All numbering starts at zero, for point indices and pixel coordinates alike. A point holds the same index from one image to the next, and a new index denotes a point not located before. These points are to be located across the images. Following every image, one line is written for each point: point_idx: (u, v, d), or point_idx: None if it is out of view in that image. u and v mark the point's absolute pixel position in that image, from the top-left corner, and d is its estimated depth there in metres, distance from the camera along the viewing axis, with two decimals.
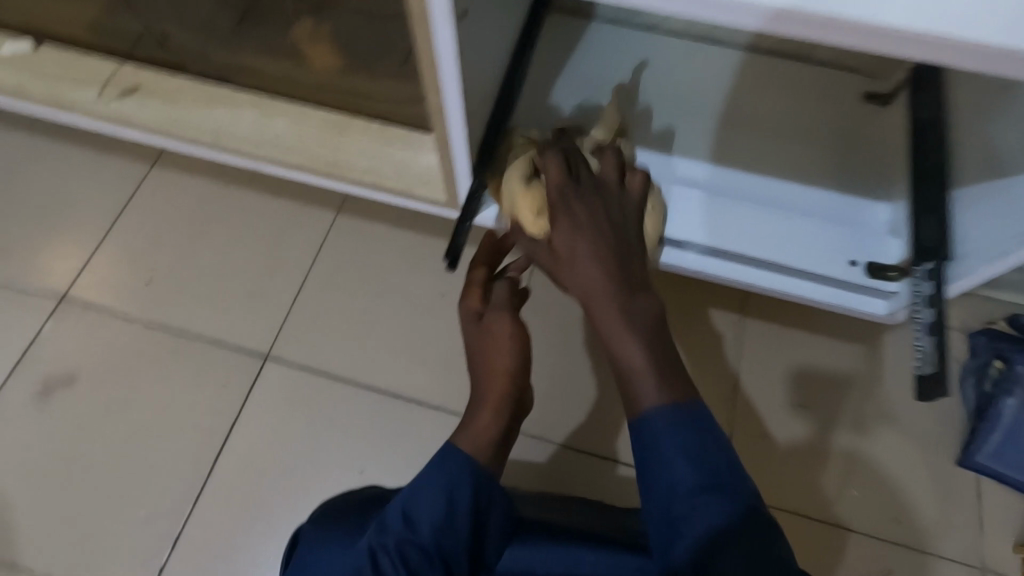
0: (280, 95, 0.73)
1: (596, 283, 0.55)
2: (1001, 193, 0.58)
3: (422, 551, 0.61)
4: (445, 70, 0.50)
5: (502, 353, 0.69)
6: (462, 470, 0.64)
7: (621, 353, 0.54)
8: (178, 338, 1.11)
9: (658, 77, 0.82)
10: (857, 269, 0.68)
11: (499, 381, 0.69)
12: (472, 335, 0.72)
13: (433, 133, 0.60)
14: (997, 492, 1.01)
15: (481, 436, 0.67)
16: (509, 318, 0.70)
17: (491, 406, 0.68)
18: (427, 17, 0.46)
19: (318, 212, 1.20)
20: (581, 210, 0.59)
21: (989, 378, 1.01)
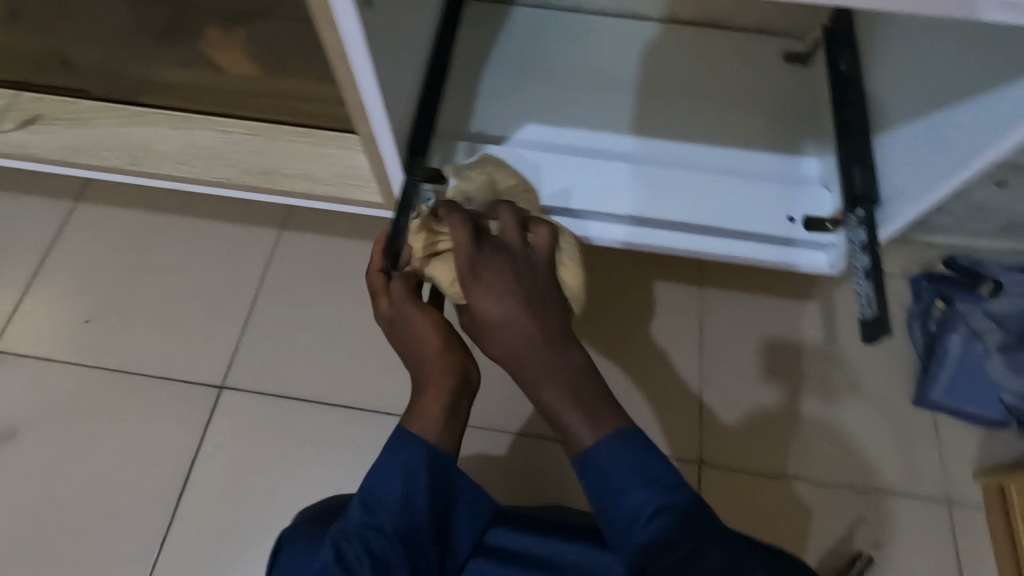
0: (199, 109, 0.69)
1: (527, 345, 0.55)
2: (931, 129, 0.60)
3: (385, 536, 0.58)
4: (358, 64, 0.48)
5: (427, 336, 0.62)
6: (417, 453, 0.60)
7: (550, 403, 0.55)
8: (124, 379, 1.06)
9: (585, 56, 0.82)
10: (795, 225, 0.69)
11: (432, 363, 0.61)
12: (393, 338, 0.65)
13: (357, 129, 0.57)
14: (955, 426, 1.06)
15: (429, 416, 0.61)
16: (421, 308, 0.63)
17: (435, 383, 0.60)
18: (330, 7, 0.43)
19: (261, 230, 1.16)
20: (500, 273, 0.56)
21: (935, 320, 1.07)
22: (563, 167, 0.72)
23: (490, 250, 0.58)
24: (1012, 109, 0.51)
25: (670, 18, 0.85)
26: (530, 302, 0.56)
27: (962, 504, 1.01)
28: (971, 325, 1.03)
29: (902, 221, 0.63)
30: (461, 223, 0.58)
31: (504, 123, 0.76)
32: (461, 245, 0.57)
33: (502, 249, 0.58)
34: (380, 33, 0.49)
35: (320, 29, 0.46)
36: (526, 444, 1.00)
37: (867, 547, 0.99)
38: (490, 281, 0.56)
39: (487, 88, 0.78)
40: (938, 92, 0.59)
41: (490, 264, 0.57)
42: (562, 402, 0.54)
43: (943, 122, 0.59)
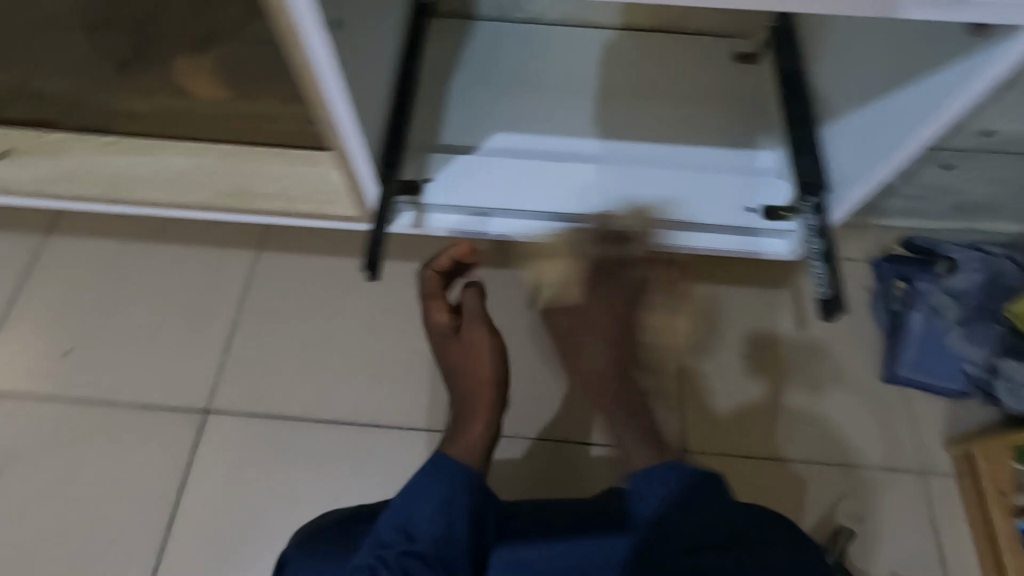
0: (172, 135, 0.70)
1: (601, 370, 0.70)
2: (870, 117, 0.65)
3: (425, 563, 0.62)
4: (330, 85, 0.50)
5: (483, 364, 0.78)
6: (455, 475, 0.68)
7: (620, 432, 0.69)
8: (107, 409, 1.05)
9: (548, 64, 0.85)
10: (755, 215, 0.73)
11: (486, 390, 0.77)
12: (453, 350, 0.80)
13: (331, 147, 0.58)
14: (923, 400, 1.11)
15: (470, 445, 0.73)
16: (486, 333, 0.79)
17: (481, 416, 0.75)
18: (296, 29, 0.45)
19: (238, 252, 1.16)
20: (602, 302, 0.72)
21: (897, 300, 1.13)
22: (531, 172, 0.74)
23: (613, 280, 0.72)
24: (936, 95, 0.57)
25: (626, 26, 0.88)
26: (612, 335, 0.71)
27: (935, 473, 1.06)
28: (931, 302, 1.08)
29: (853, 202, 0.70)
30: (619, 254, 0.73)
31: (474, 133, 0.79)
32: (582, 269, 0.73)
33: (610, 286, 0.72)
34: (347, 52, 0.51)
35: (291, 52, 0.48)
36: (543, 448, 0.98)
37: (849, 521, 1.02)
38: (594, 300, 0.72)
39: (456, 100, 0.81)
40: (875, 82, 0.64)
41: (601, 295, 0.72)
42: (622, 424, 0.69)
43: (879, 113, 0.64)
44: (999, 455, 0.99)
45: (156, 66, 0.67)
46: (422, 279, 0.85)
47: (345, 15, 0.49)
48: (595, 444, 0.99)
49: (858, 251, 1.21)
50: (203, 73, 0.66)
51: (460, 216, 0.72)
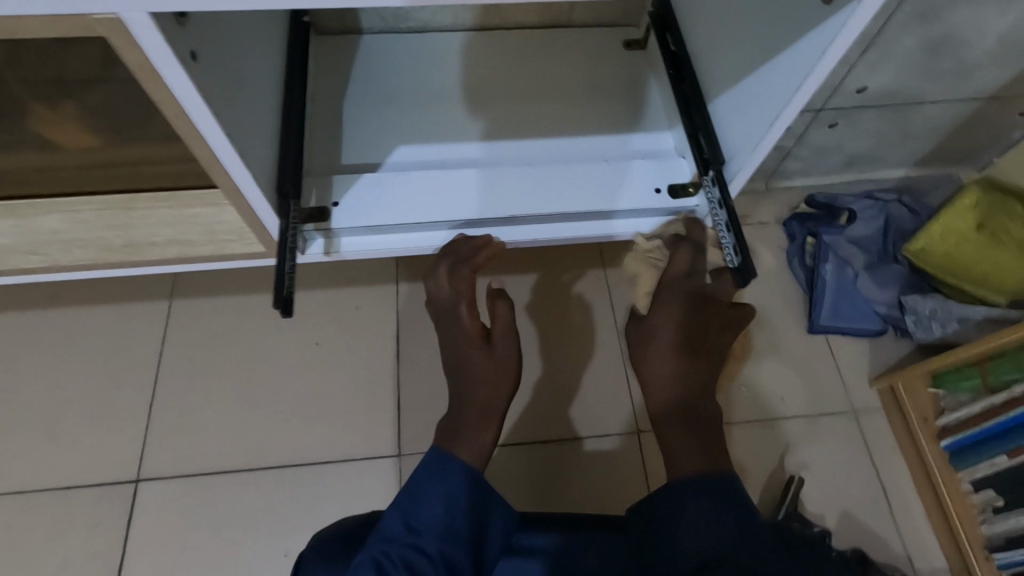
0: (37, 191, 0.64)
1: (667, 374, 0.67)
2: (749, 88, 0.65)
3: (428, 559, 0.58)
4: (199, 119, 0.47)
5: (501, 380, 0.71)
6: (459, 474, 0.64)
7: (668, 439, 0.64)
8: (21, 501, 0.95)
9: (443, 70, 0.84)
10: (663, 195, 0.74)
11: (497, 408, 0.70)
12: (476, 361, 0.71)
13: (218, 184, 0.55)
14: (844, 344, 1.18)
15: (478, 449, 0.68)
16: (517, 350, 0.73)
17: (490, 424, 0.69)
18: (150, 63, 0.43)
19: (147, 306, 1.08)
20: (680, 312, 0.69)
21: (810, 254, 1.20)
22: (438, 180, 0.73)
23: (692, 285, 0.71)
24: (804, 57, 0.57)
25: (514, 25, 0.89)
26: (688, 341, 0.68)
27: (865, 410, 1.13)
28: (839, 253, 1.16)
29: (745, 176, 0.67)
30: (691, 262, 0.73)
31: (377, 150, 0.77)
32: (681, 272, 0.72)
33: (687, 289, 0.71)
34: (215, 83, 0.48)
35: (148, 89, 0.45)
36: (536, 450, 1.00)
37: (797, 469, 1.08)
38: (677, 308, 0.69)
39: (353, 119, 0.78)
40: (747, 51, 0.65)
41: (659, 313, 0.70)
42: (682, 446, 0.63)
43: (759, 78, 0.63)
44: (916, 384, 1.07)
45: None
46: (449, 278, 0.73)
47: (199, 43, 0.46)
48: (587, 438, 1.01)
49: (767, 212, 1.27)
50: (64, 125, 0.59)
51: (373, 237, 0.71)
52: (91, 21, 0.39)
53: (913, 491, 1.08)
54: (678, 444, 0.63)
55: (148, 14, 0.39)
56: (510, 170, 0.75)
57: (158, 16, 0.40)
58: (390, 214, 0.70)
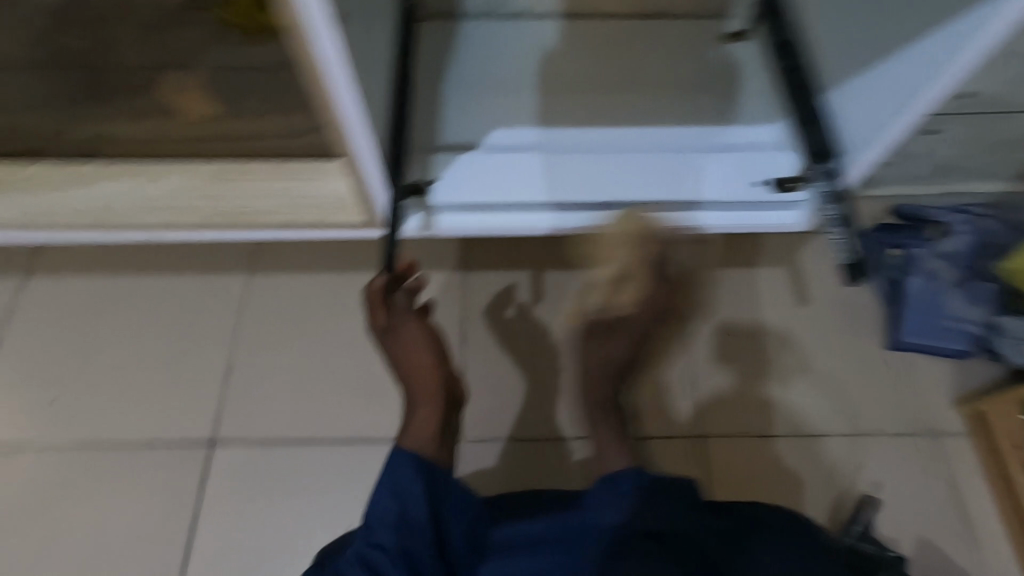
0: (159, 156, 0.67)
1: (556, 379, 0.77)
2: (882, 77, 0.69)
3: (387, 554, 0.62)
4: (339, 77, 0.49)
5: (421, 353, 0.77)
6: (406, 462, 0.68)
7: (603, 442, 0.75)
8: (108, 455, 1.01)
9: (535, 55, 0.85)
10: (765, 188, 0.71)
11: (426, 380, 0.76)
12: (391, 351, 0.78)
13: (340, 146, 0.57)
14: (926, 362, 1.12)
15: (422, 433, 0.72)
16: (417, 326, 0.79)
17: (424, 404, 0.75)
18: (305, 21, 0.44)
19: (228, 276, 1.13)
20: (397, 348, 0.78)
21: (892, 266, 1.14)
22: (533, 163, 0.74)
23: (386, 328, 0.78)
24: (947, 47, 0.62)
25: (609, 14, 0.89)
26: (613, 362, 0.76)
27: (950, 433, 1.07)
28: (924, 267, 1.10)
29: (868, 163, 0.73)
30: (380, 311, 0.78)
31: (473, 131, 0.78)
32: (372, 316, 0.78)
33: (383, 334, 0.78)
34: (354, 49, 0.50)
35: (299, 49, 0.47)
36: (536, 448, 0.99)
37: (869, 488, 1.03)
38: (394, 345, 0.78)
39: (448, 101, 0.80)
40: None
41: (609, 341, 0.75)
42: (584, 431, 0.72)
43: (895, 66, 0.68)
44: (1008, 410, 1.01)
45: (147, 89, 0.67)
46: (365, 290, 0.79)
47: (348, 8, 0.48)
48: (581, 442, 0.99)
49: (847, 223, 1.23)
50: (195, 92, 0.67)
51: (471, 215, 0.71)
52: None
53: (997, 522, 1.01)
54: (610, 443, 0.75)
55: None
56: (604, 157, 0.75)
57: None
58: (487, 192, 0.71)
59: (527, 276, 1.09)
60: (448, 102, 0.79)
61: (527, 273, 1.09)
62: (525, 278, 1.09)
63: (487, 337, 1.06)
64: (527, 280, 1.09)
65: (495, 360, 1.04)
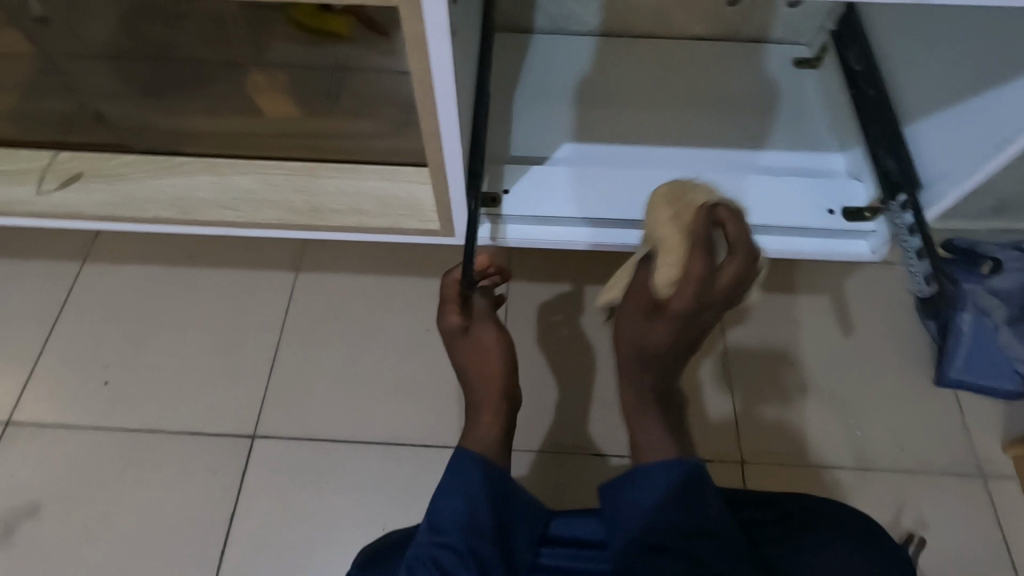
0: (241, 154, 0.69)
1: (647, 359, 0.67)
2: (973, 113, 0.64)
3: (456, 553, 0.59)
4: (442, 86, 0.50)
5: (493, 358, 0.74)
6: (474, 467, 0.66)
7: (641, 426, 0.67)
8: (152, 441, 1.02)
9: (602, 73, 0.86)
10: (835, 216, 0.70)
11: (494, 386, 0.73)
12: (463, 349, 0.75)
13: (426, 154, 0.58)
14: (975, 400, 1.10)
15: (488, 438, 0.70)
16: (494, 328, 0.75)
17: (489, 407, 0.72)
18: (422, 34, 0.46)
19: (276, 273, 1.15)
20: (479, 347, 0.74)
21: None
22: (604, 178, 0.74)
23: (460, 330, 0.75)
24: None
25: (675, 37, 0.89)
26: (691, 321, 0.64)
27: (998, 474, 1.04)
28: (976, 302, 1.08)
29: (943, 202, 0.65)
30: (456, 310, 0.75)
31: (539, 145, 0.79)
32: (450, 309, 0.75)
33: (464, 335, 0.74)
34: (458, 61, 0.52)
35: (406, 56, 0.49)
36: (574, 461, 0.99)
37: (914, 526, 1.00)
38: (482, 341, 0.74)
39: (514, 114, 0.81)
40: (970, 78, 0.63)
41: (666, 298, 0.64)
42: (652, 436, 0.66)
43: (995, 100, 0.62)
44: None
45: (222, 86, 0.68)
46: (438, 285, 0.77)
47: (457, 21, 0.50)
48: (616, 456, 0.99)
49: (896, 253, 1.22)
50: (273, 92, 0.67)
51: (539, 228, 0.72)
52: None
53: None
54: (654, 439, 0.66)
55: None
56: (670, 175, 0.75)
57: None
58: (555, 206, 0.72)
59: (570, 289, 1.10)
60: (517, 115, 0.81)
61: (571, 286, 1.10)
62: (568, 292, 1.09)
63: (528, 347, 1.06)
64: (570, 293, 1.09)
65: (536, 370, 1.04)
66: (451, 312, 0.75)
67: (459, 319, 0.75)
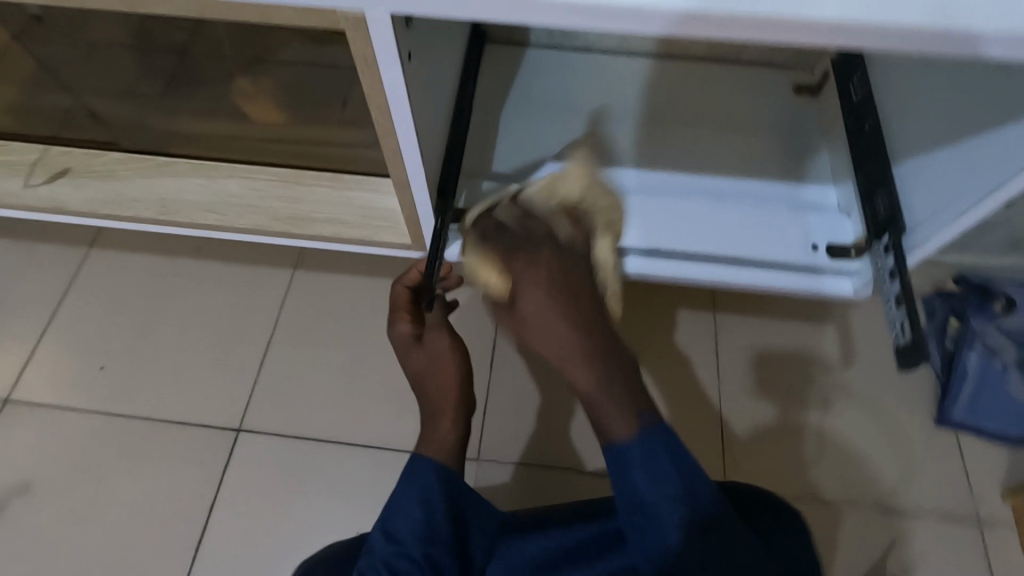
0: (223, 159, 0.70)
1: (559, 324, 0.51)
2: (968, 156, 0.58)
3: (413, 563, 0.59)
4: (396, 109, 0.50)
5: (447, 364, 0.70)
6: (430, 477, 0.63)
7: (586, 389, 0.51)
8: (142, 428, 1.04)
9: (595, 81, 0.82)
10: (819, 253, 0.67)
11: (450, 394, 0.69)
12: (415, 358, 0.72)
13: (391, 173, 0.58)
14: (978, 443, 1.05)
15: (442, 444, 0.66)
16: (444, 333, 0.71)
17: (444, 413, 0.68)
18: (372, 59, 0.46)
19: (274, 270, 1.16)
20: (430, 355, 0.71)
21: (949, 336, 1.08)
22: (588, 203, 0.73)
23: (408, 339, 0.73)
24: None
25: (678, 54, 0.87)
26: (571, 274, 0.55)
27: (995, 524, 1.00)
28: (986, 342, 1.05)
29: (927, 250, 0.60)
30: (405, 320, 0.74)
31: (525, 157, 0.76)
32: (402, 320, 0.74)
33: (411, 343, 0.72)
34: (417, 84, 0.51)
35: (361, 78, 0.48)
36: (553, 476, 0.98)
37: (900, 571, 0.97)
38: (429, 345, 0.71)
39: (503, 124, 0.78)
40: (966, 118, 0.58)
41: (541, 254, 0.56)
42: (602, 399, 0.50)
43: (984, 143, 0.56)
44: None
45: (216, 91, 0.69)
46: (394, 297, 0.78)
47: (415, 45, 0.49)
48: (596, 476, 0.98)
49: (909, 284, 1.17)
50: (260, 98, 0.68)
51: None
52: (337, 16, 0.42)
53: None
54: (606, 400, 0.50)
55: (390, 16, 0.42)
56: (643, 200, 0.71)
57: (394, 16, 0.43)
58: None
59: None
60: (504, 125, 0.77)
61: None
62: None
63: (515, 359, 1.05)
64: None
65: (522, 382, 1.03)
66: (399, 322, 0.74)
67: (409, 329, 0.73)
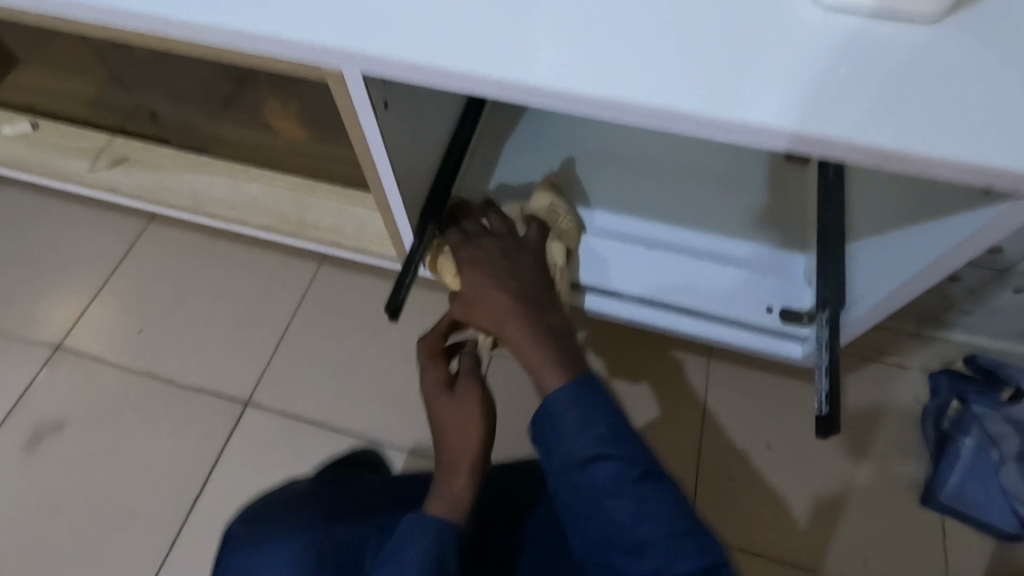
0: (252, 166, 0.82)
1: (503, 299, 0.63)
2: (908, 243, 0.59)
3: None
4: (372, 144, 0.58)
5: (472, 422, 0.65)
6: (441, 530, 0.59)
7: (522, 348, 0.60)
8: (165, 388, 1.16)
9: (592, 129, 0.86)
10: (773, 315, 0.71)
11: (473, 451, 0.63)
12: (439, 410, 0.67)
13: (374, 198, 0.68)
14: (963, 531, 1.02)
15: (455, 500, 0.62)
16: (475, 385, 0.67)
17: (462, 471, 0.63)
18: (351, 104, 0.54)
19: (301, 262, 1.27)
20: (457, 408, 0.66)
21: (949, 417, 1.05)
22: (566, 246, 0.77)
23: (435, 385, 0.68)
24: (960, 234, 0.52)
25: None
26: (521, 264, 0.67)
27: None
28: (986, 429, 1.02)
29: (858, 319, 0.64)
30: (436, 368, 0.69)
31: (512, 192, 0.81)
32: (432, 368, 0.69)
33: (439, 391, 0.67)
34: (394, 126, 0.59)
35: (345, 118, 0.57)
36: None
37: None
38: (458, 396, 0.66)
39: (500, 157, 0.83)
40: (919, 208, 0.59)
41: (483, 244, 0.68)
42: (536, 355, 0.59)
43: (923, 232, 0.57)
44: None
45: (249, 107, 0.78)
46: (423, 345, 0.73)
47: (392, 95, 0.58)
48: None
49: (918, 359, 1.14)
50: (284, 114, 0.76)
51: None
52: (322, 68, 0.51)
53: None
54: (540, 356, 0.59)
55: (361, 74, 0.50)
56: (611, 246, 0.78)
57: (366, 75, 0.52)
58: None
59: None
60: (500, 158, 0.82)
61: None
62: None
63: (505, 376, 1.10)
64: None
65: (508, 398, 1.09)
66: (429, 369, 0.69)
67: (438, 376, 0.68)
